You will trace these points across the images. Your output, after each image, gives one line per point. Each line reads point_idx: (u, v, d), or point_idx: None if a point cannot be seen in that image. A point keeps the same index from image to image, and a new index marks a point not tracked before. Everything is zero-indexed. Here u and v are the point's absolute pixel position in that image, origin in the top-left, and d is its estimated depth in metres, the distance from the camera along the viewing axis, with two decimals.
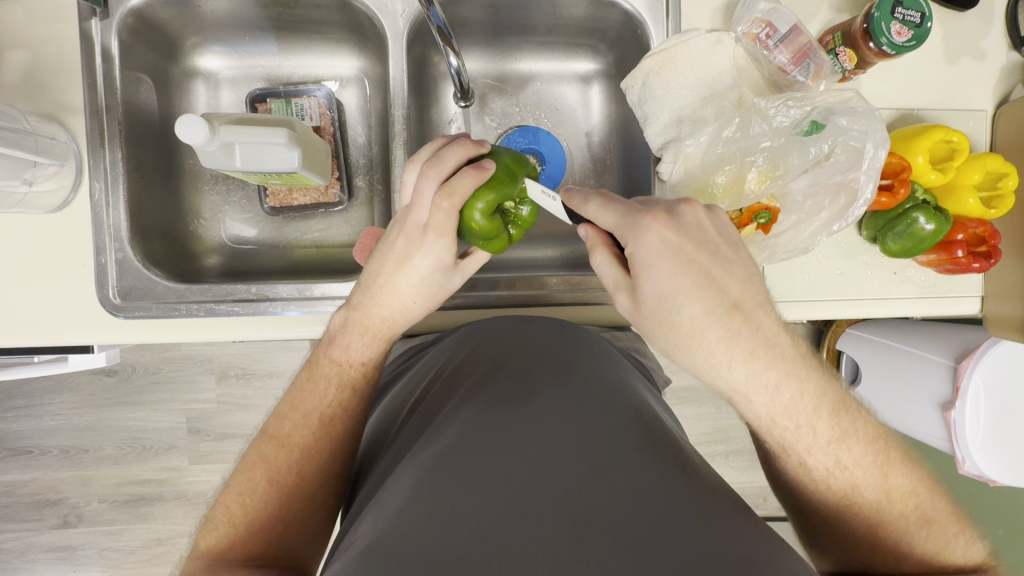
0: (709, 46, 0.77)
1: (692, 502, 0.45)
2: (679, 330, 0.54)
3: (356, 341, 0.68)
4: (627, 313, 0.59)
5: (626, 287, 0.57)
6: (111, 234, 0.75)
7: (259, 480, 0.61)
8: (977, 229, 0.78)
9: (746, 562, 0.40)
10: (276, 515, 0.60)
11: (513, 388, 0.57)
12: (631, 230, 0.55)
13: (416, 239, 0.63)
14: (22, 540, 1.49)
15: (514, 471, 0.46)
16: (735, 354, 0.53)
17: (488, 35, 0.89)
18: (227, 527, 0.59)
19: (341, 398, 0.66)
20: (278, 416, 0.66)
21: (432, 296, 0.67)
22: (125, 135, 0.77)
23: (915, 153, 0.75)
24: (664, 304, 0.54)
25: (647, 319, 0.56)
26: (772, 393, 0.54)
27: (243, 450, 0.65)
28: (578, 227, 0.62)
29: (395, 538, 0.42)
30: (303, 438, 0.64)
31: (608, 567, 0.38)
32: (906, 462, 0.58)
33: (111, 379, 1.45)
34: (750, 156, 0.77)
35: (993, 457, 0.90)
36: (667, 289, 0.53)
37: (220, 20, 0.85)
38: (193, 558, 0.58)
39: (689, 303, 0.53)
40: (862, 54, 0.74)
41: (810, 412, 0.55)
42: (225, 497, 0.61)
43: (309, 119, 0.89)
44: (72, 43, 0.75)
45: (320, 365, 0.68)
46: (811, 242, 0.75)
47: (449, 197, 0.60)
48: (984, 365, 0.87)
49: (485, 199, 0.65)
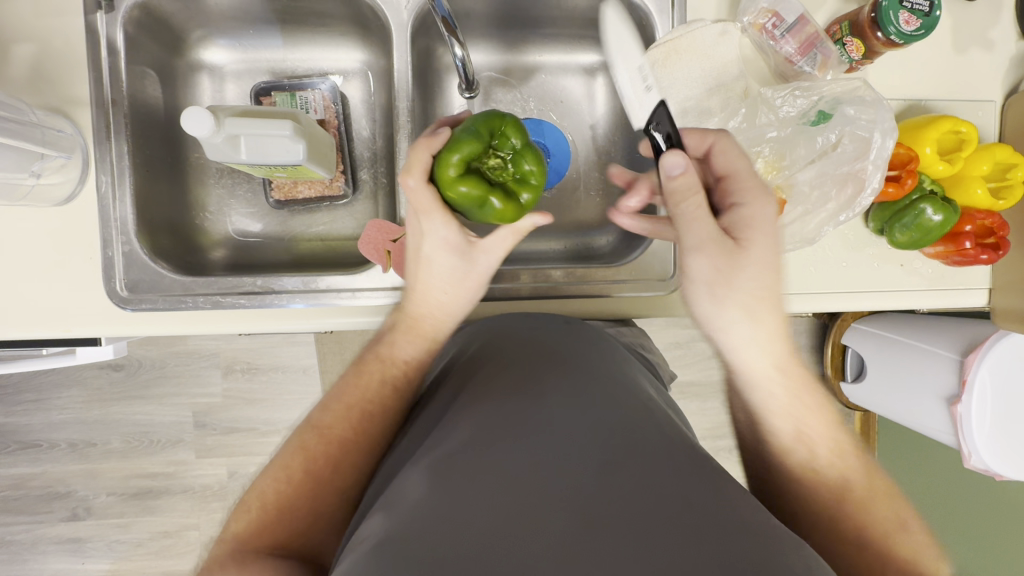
0: (716, 36, 0.77)
1: (704, 499, 0.45)
2: (749, 300, 0.58)
3: (402, 338, 0.71)
4: (709, 269, 0.58)
5: (720, 243, 0.57)
6: (117, 227, 0.75)
7: (295, 469, 0.61)
8: (986, 220, 0.77)
9: (761, 562, 0.39)
10: (308, 505, 0.59)
11: (520, 386, 0.57)
12: (757, 198, 0.59)
13: (419, 230, 0.70)
14: (32, 532, 1.50)
15: (519, 472, 0.46)
16: (767, 337, 0.60)
17: (492, 28, 0.89)
18: (256, 515, 0.58)
19: (381, 393, 0.67)
20: (321, 407, 0.67)
21: (464, 284, 0.70)
22: (131, 129, 0.78)
23: (923, 144, 0.75)
24: (756, 272, 0.58)
25: (731, 278, 0.58)
26: (783, 388, 0.60)
27: (285, 437, 0.65)
28: (676, 152, 0.55)
29: (407, 534, 0.42)
30: (343, 431, 0.64)
31: (624, 565, 0.38)
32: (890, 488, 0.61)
33: (118, 374, 1.46)
34: (757, 146, 0.76)
35: (998, 451, 0.89)
36: (765, 260, 0.58)
37: (224, 14, 0.85)
38: (220, 542, 0.57)
39: (755, 273, 0.58)
40: (869, 45, 0.73)
41: (812, 413, 0.61)
42: (260, 482, 0.61)
43: (313, 112, 0.89)
44: (78, 38, 0.75)
45: (367, 361, 0.70)
46: (817, 233, 0.75)
47: (410, 173, 0.68)
48: (991, 359, 0.87)
49: (455, 165, 0.69)
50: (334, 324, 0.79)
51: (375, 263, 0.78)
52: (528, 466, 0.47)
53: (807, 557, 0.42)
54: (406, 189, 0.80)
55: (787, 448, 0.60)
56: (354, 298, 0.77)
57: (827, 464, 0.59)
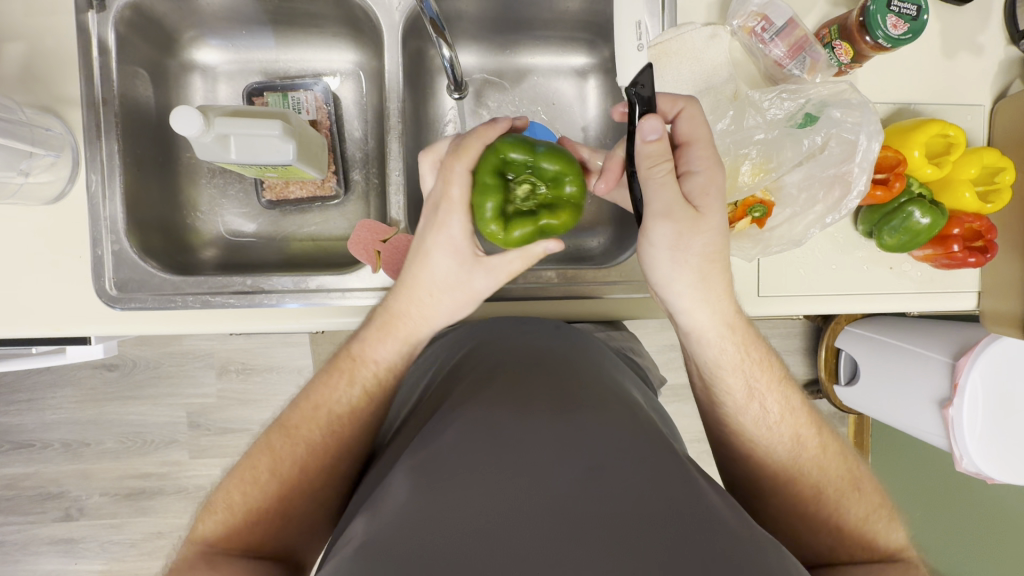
0: (705, 39, 0.77)
1: (688, 503, 0.45)
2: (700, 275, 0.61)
3: (375, 336, 0.68)
4: (669, 236, 0.59)
5: (682, 210, 0.58)
6: (107, 226, 0.75)
7: (262, 470, 0.61)
8: (973, 224, 0.78)
9: (742, 566, 0.39)
10: (276, 509, 0.60)
11: (509, 390, 0.56)
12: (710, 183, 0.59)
13: (434, 219, 0.67)
14: (24, 533, 1.50)
15: (505, 473, 0.46)
16: (720, 302, 0.63)
17: (484, 29, 0.89)
18: (224, 515, 0.59)
19: (352, 394, 0.66)
20: (292, 406, 0.67)
21: (452, 293, 0.67)
22: (122, 128, 0.78)
23: (911, 147, 0.75)
24: (711, 242, 0.60)
25: (688, 245, 0.59)
26: (732, 346, 0.63)
27: (254, 438, 0.65)
28: (649, 120, 0.54)
29: (390, 536, 0.42)
30: (311, 433, 0.64)
31: (605, 565, 0.38)
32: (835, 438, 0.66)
33: (112, 374, 1.45)
34: (744, 148, 0.76)
35: (990, 454, 0.90)
36: (720, 228, 0.60)
37: (217, 14, 0.85)
38: (189, 543, 0.58)
39: (707, 242, 0.59)
40: (858, 48, 0.74)
41: (762, 375, 0.64)
42: (225, 485, 0.61)
43: (305, 113, 0.89)
44: (69, 37, 0.76)
45: (339, 360, 0.68)
46: (805, 234, 0.74)
47: (458, 157, 0.66)
48: (982, 362, 0.87)
49: (494, 223, 0.71)
50: (325, 323, 0.80)
51: (364, 263, 0.78)
52: (513, 467, 0.46)
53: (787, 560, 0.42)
54: (396, 190, 0.80)
55: (737, 406, 0.63)
56: (346, 297, 0.77)
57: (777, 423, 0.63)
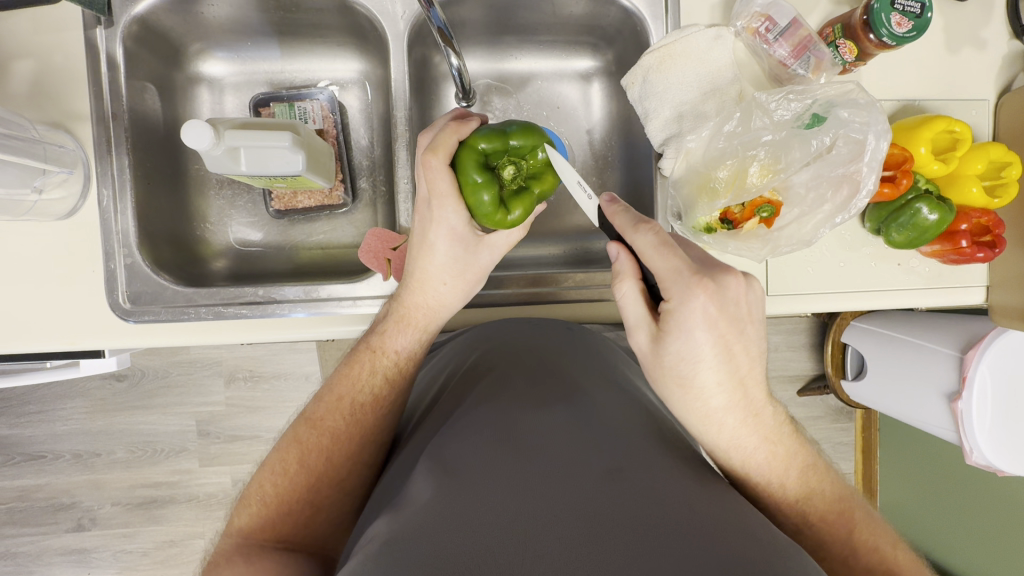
0: (709, 41, 0.77)
1: (710, 508, 0.44)
2: (688, 389, 0.54)
3: (392, 328, 0.70)
4: (639, 352, 0.57)
5: (646, 330, 0.56)
6: (119, 240, 0.75)
7: (291, 461, 0.63)
8: (981, 219, 0.78)
9: (767, 564, 0.39)
10: (306, 499, 0.61)
11: (528, 391, 0.57)
12: (679, 289, 0.52)
13: (428, 213, 0.67)
14: (37, 544, 1.50)
15: (527, 479, 0.46)
16: (728, 418, 0.55)
17: (488, 35, 0.90)
18: (258, 507, 0.60)
19: (373, 383, 0.68)
20: (315, 400, 0.68)
21: (462, 276, 0.70)
22: (131, 142, 0.78)
23: (918, 143, 0.75)
24: (684, 366, 0.54)
25: (660, 368, 0.55)
26: (744, 441, 0.56)
27: (280, 432, 0.67)
28: (608, 245, 0.59)
29: (414, 536, 0.42)
30: (336, 423, 0.65)
31: (630, 565, 0.37)
32: (872, 522, 0.60)
33: (121, 385, 1.46)
34: (752, 149, 0.76)
35: (999, 446, 0.90)
36: (696, 353, 0.53)
37: (223, 26, 0.86)
38: (225, 536, 0.59)
39: (688, 347, 0.53)
40: (863, 46, 0.74)
41: (785, 473, 0.58)
42: (258, 478, 0.63)
43: (312, 122, 0.89)
44: (78, 53, 0.76)
45: (358, 352, 0.70)
46: (815, 234, 0.75)
47: (434, 153, 0.64)
48: (990, 355, 0.87)
49: (496, 212, 0.67)
50: (338, 331, 0.80)
51: (376, 272, 0.79)
52: (531, 470, 0.46)
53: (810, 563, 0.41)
54: (405, 198, 0.80)
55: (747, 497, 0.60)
56: (358, 306, 0.78)
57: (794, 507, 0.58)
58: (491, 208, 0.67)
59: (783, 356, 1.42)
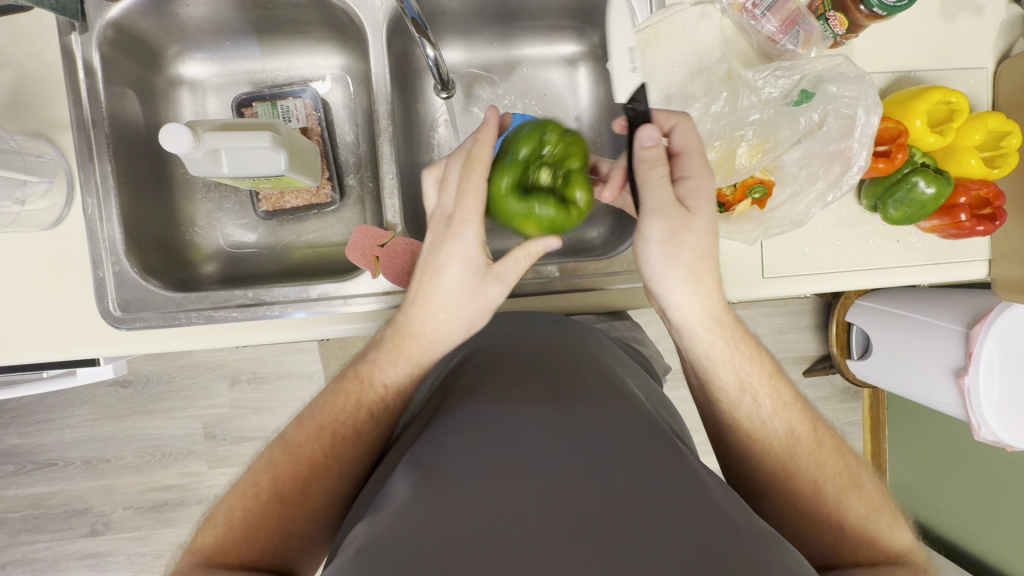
0: (695, 19, 0.75)
1: (695, 498, 0.44)
2: (700, 266, 0.60)
3: (383, 358, 0.68)
4: (654, 238, 0.60)
5: (672, 210, 0.59)
6: (106, 247, 0.75)
7: (264, 488, 0.60)
8: (981, 190, 0.76)
9: (745, 559, 0.39)
10: (276, 526, 0.59)
11: (515, 385, 0.56)
12: (700, 172, 0.61)
13: (444, 234, 0.64)
14: (54, 549, 1.52)
15: (508, 473, 0.45)
16: (702, 292, 0.61)
17: (470, 24, 0.88)
18: (222, 530, 0.58)
19: (356, 415, 0.66)
20: (295, 424, 0.66)
21: (467, 307, 0.65)
22: (113, 148, 0.78)
23: (913, 117, 0.73)
24: (704, 244, 0.60)
25: (677, 249, 0.60)
26: (716, 325, 0.62)
27: (256, 453, 0.65)
28: (645, 131, 0.62)
29: (391, 539, 0.41)
30: (315, 453, 0.63)
31: (608, 565, 0.37)
32: (828, 433, 0.64)
33: (127, 391, 1.47)
34: (739, 130, 0.75)
35: (1008, 421, 0.88)
36: (711, 231, 0.60)
37: (201, 27, 0.85)
38: (187, 554, 0.57)
39: (706, 232, 0.60)
40: (853, 18, 0.69)
41: (746, 363, 0.63)
42: (227, 498, 0.60)
43: (296, 121, 0.89)
44: (54, 60, 0.75)
45: (346, 381, 0.68)
46: (807, 214, 0.73)
47: (471, 166, 0.63)
48: (997, 329, 0.85)
49: (569, 214, 0.70)
50: (332, 331, 0.79)
51: (364, 269, 0.78)
52: (513, 465, 0.46)
53: (795, 558, 0.41)
54: (391, 194, 0.79)
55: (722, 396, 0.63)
56: (350, 305, 0.77)
57: (767, 411, 0.62)
58: (560, 215, 0.69)
59: (788, 338, 1.40)
